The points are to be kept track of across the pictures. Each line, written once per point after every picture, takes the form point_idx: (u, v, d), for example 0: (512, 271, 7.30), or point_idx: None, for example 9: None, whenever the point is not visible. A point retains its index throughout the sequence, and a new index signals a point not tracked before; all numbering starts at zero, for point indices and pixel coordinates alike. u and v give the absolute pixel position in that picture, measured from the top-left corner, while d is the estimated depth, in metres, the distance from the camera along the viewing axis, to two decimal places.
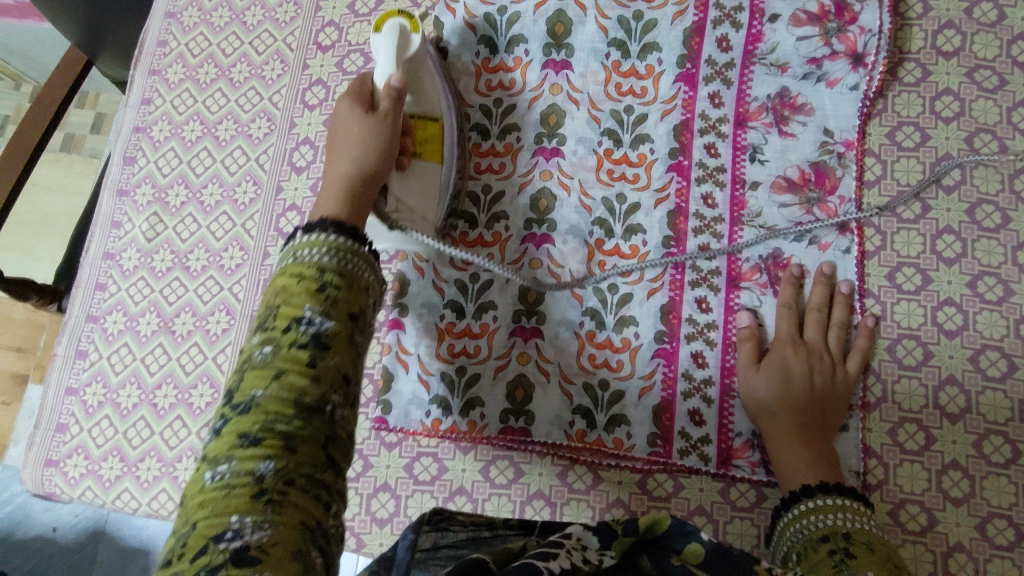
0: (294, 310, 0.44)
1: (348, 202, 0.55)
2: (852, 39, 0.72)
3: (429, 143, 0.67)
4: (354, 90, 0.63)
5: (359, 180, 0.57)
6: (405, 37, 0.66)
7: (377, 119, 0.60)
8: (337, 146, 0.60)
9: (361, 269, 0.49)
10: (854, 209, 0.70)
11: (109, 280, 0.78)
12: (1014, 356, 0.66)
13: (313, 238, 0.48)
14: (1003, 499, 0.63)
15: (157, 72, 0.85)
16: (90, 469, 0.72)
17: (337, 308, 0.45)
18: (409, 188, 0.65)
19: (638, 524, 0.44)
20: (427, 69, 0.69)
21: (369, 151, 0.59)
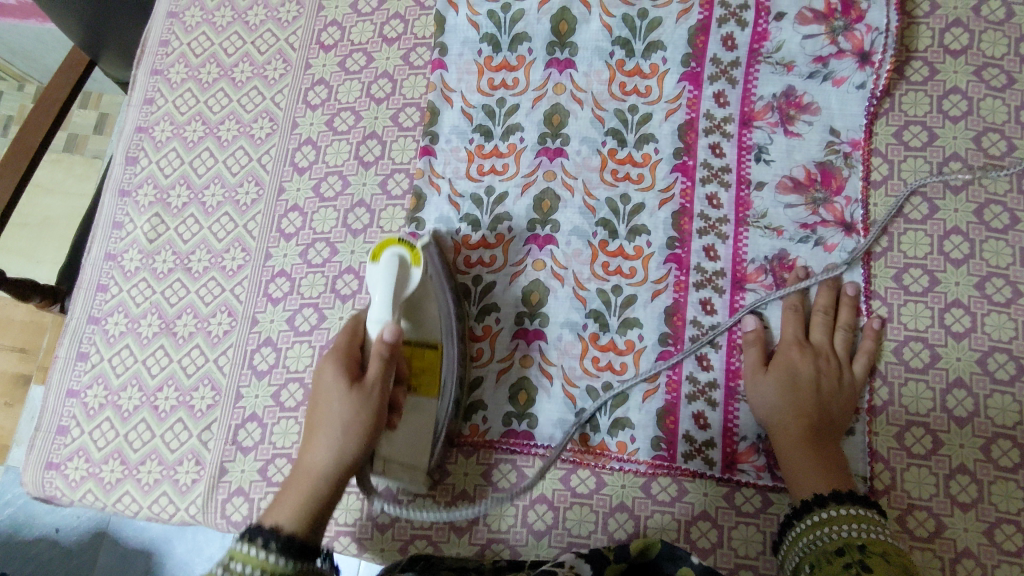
0: (239, 574, 0.47)
1: (309, 513, 0.52)
2: (859, 37, 0.71)
3: (426, 378, 0.64)
4: (343, 347, 0.57)
5: (331, 485, 0.53)
6: (404, 277, 0.59)
7: (361, 394, 0.55)
8: (317, 418, 0.55)
9: (304, 550, 0.50)
10: (861, 209, 0.70)
11: (110, 281, 0.78)
12: (1022, 359, 0.65)
13: (254, 552, 0.48)
14: (1012, 504, 0.62)
15: (159, 71, 0.85)
16: (90, 472, 0.72)
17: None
18: (396, 443, 0.62)
19: (630, 550, 0.58)
20: (429, 291, 0.64)
21: (350, 445, 0.54)
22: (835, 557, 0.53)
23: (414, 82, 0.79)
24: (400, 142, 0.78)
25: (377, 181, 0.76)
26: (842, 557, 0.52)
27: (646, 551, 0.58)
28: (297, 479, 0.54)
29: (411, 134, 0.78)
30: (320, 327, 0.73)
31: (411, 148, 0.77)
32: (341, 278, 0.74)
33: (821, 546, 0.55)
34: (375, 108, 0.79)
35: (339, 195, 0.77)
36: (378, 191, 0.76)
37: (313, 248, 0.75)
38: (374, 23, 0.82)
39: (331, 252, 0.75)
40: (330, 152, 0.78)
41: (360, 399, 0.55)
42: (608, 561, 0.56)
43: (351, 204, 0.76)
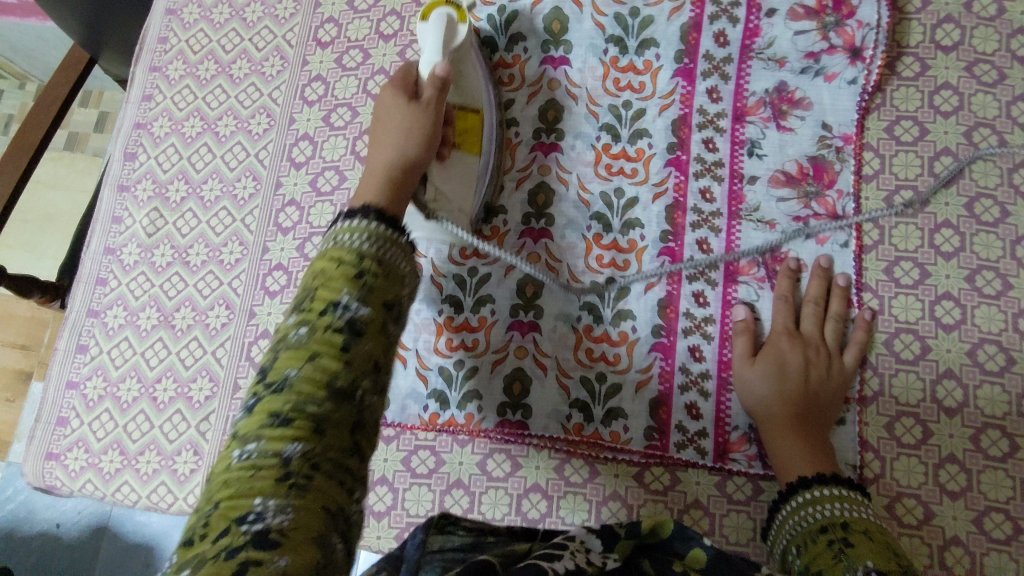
0: (331, 292, 0.42)
1: (388, 191, 0.53)
2: (849, 33, 0.72)
3: (469, 137, 0.68)
4: (400, 78, 0.63)
5: (403, 169, 0.56)
6: (452, 27, 0.67)
7: (422, 103, 0.60)
8: (383, 126, 0.59)
9: (404, 260, 0.46)
10: (852, 203, 0.70)
11: (109, 275, 0.79)
12: (1012, 350, 0.66)
13: (361, 226, 0.45)
14: (1001, 493, 0.63)
15: (158, 68, 0.86)
16: (90, 463, 0.73)
17: (374, 296, 0.42)
18: (447, 177, 0.66)
19: (641, 527, 0.46)
20: (471, 61, 0.71)
21: (414, 136, 0.58)
22: (819, 536, 0.53)
23: None
24: None
25: None
26: (825, 535, 0.53)
27: (658, 532, 0.46)
28: (371, 169, 0.56)
29: None
30: None
31: None
32: None
33: (806, 527, 0.55)
34: (371, 103, 0.80)
35: (336, 189, 0.77)
36: None
37: (310, 242, 0.76)
38: (371, 19, 0.82)
39: None
40: (327, 147, 0.79)
41: (422, 103, 0.60)
42: (615, 524, 0.49)
43: (347, 198, 0.77)
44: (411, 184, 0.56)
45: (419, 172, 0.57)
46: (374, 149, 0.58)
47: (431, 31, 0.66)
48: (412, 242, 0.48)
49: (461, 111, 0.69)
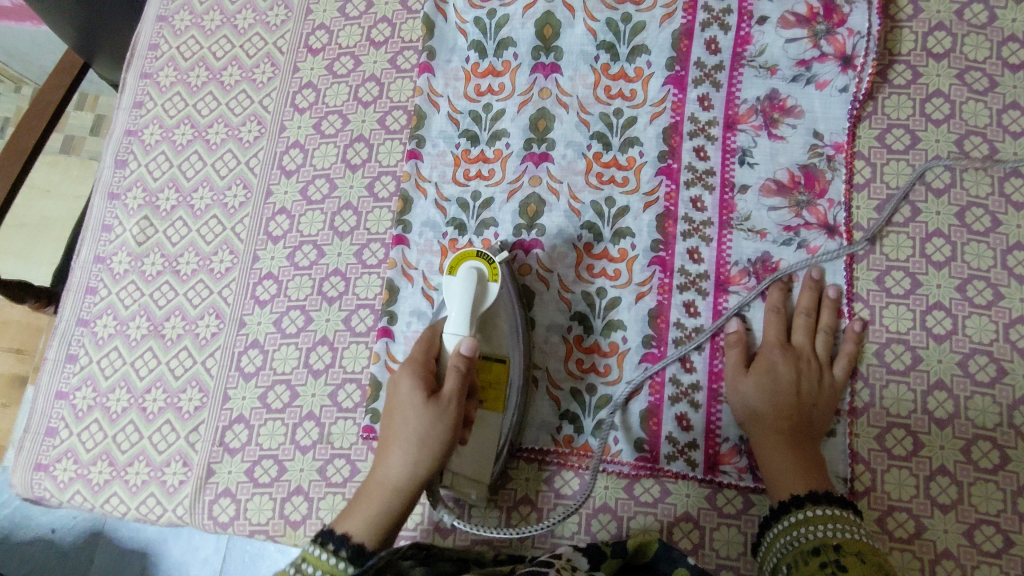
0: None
1: (377, 534, 0.56)
2: (840, 41, 0.72)
3: (495, 393, 0.65)
4: (421, 360, 0.61)
5: (402, 501, 0.57)
6: (482, 289, 0.63)
7: (435, 410, 0.58)
8: (398, 420, 0.59)
9: (368, 534, 0.56)
10: (843, 212, 0.70)
11: (99, 284, 0.79)
12: (1002, 361, 0.66)
13: (326, 563, 0.53)
14: (991, 505, 0.62)
15: (148, 75, 0.86)
16: (79, 473, 0.72)
17: (345, 553, 0.54)
18: (463, 456, 0.63)
19: (627, 546, 0.56)
20: (501, 308, 0.67)
21: (422, 450, 0.57)
22: (812, 559, 0.53)
23: (401, 86, 0.79)
24: (387, 145, 0.78)
25: (364, 184, 0.77)
26: (818, 557, 0.53)
27: (643, 551, 0.57)
28: (373, 487, 0.58)
29: (398, 138, 0.78)
30: (307, 329, 0.73)
31: (398, 151, 0.78)
32: (327, 281, 0.75)
33: (799, 546, 0.55)
34: (362, 111, 0.79)
35: (326, 198, 0.77)
36: (365, 194, 0.77)
37: (300, 251, 0.76)
38: (362, 26, 0.82)
39: (318, 254, 0.75)
40: (317, 155, 0.79)
41: (437, 406, 0.58)
42: (604, 556, 0.55)
43: (338, 206, 0.77)
44: (406, 512, 0.58)
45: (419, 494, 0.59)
46: (384, 455, 0.59)
47: (460, 299, 0.62)
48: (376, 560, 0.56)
49: (488, 364, 0.65)
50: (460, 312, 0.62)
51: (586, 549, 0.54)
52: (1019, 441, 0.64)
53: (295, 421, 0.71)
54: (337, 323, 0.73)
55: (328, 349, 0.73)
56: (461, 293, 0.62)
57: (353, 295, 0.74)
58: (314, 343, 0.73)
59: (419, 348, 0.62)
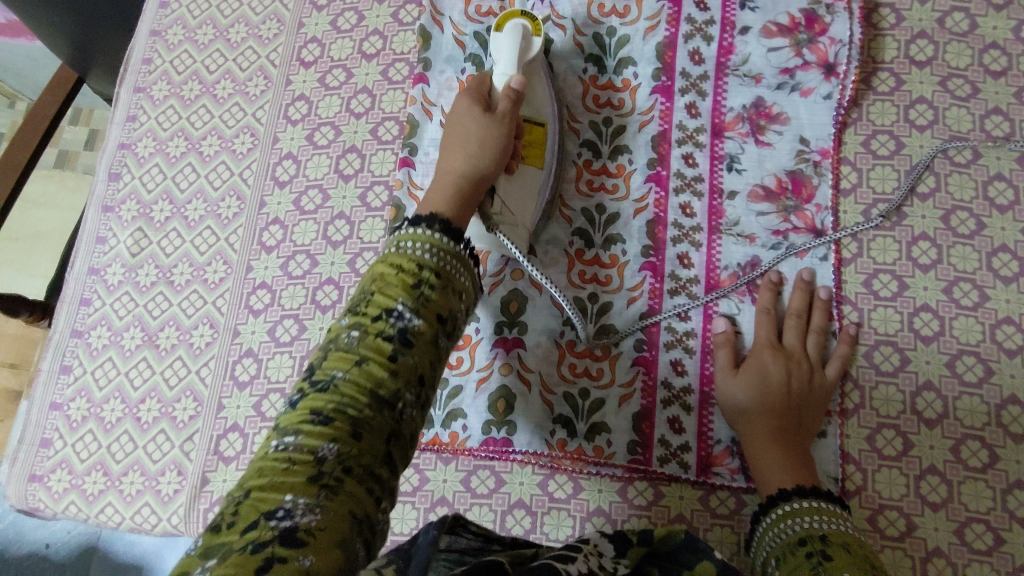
0: (387, 304, 0.50)
1: (454, 203, 0.59)
2: (823, 49, 0.74)
3: (537, 150, 0.69)
4: (475, 88, 0.67)
5: (470, 179, 0.61)
6: (527, 38, 0.69)
7: (495, 120, 0.63)
8: (456, 121, 0.65)
9: (457, 271, 0.55)
10: (831, 217, 0.71)
11: (94, 295, 0.79)
12: (990, 361, 0.66)
13: (424, 235, 0.54)
14: (981, 504, 0.63)
15: (142, 89, 0.86)
16: (73, 484, 0.72)
17: (428, 308, 0.51)
18: (512, 190, 0.67)
19: (652, 535, 0.46)
20: (539, 75, 0.72)
21: (478, 140, 0.62)
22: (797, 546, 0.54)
23: (393, 97, 0.80)
24: (379, 155, 0.79)
25: (357, 194, 0.78)
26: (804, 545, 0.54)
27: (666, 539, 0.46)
28: (442, 175, 0.62)
29: (390, 148, 0.79)
30: (301, 338, 0.74)
31: (390, 161, 0.78)
32: (321, 289, 0.75)
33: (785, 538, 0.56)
34: (354, 122, 0.80)
35: (319, 208, 0.78)
36: (358, 204, 0.77)
37: (294, 260, 0.76)
38: (354, 39, 0.83)
39: (312, 263, 0.76)
40: (310, 166, 0.79)
41: (496, 114, 0.64)
42: (631, 543, 0.46)
43: (331, 216, 0.77)
44: (475, 195, 0.61)
45: (486, 185, 0.62)
46: (450, 150, 0.63)
47: (505, 47, 0.68)
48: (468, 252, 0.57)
49: (531, 119, 0.70)
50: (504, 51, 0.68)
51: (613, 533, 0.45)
52: (1007, 440, 0.64)
53: None
54: (330, 331, 0.74)
55: None
56: (507, 42, 0.68)
57: (347, 304, 0.74)
58: (308, 351, 0.73)
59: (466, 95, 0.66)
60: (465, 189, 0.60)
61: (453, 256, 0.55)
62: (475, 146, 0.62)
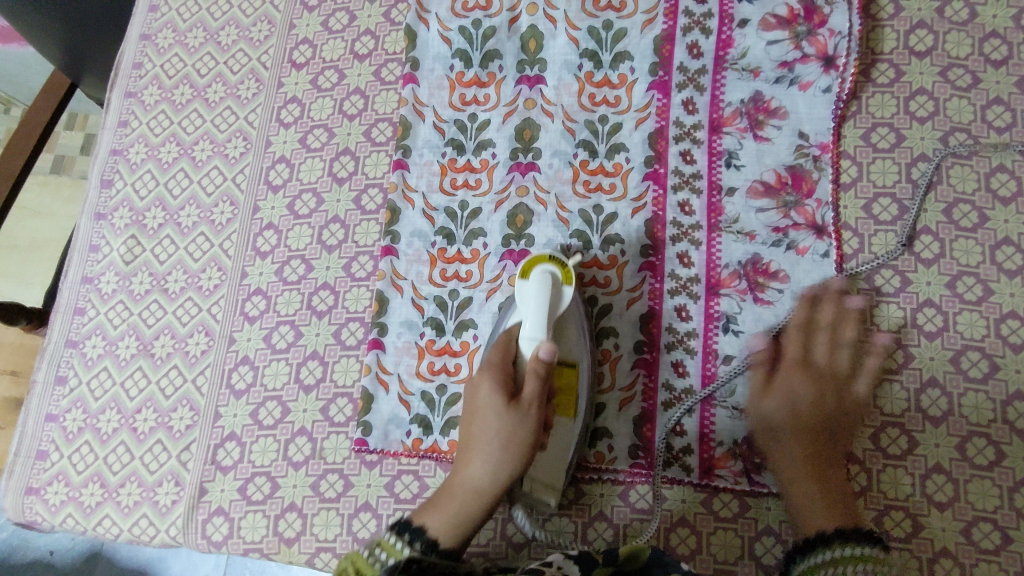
0: (370, 569, 0.52)
1: (457, 537, 0.56)
2: (821, 42, 0.73)
3: (567, 400, 0.64)
4: (500, 356, 0.61)
5: (479, 499, 0.58)
6: (557, 289, 0.62)
7: (519, 413, 0.58)
8: (479, 449, 0.58)
9: (444, 544, 0.55)
10: (831, 212, 0.70)
11: (88, 304, 0.78)
12: (995, 357, 0.65)
13: (398, 550, 0.54)
14: (988, 502, 0.62)
15: (133, 94, 0.85)
16: (70, 496, 0.72)
17: (384, 569, 0.51)
18: (540, 459, 0.64)
19: (618, 554, 0.53)
20: (573, 319, 0.66)
21: (509, 458, 0.57)
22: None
23: (386, 98, 0.79)
24: (373, 157, 0.78)
25: (351, 197, 0.77)
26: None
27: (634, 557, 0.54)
28: (454, 493, 0.58)
29: (384, 149, 0.78)
30: (297, 344, 0.73)
31: (384, 163, 0.77)
32: (316, 295, 0.74)
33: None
34: (347, 124, 0.79)
35: (313, 212, 0.77)
36: (352, 207, 0.77)
37: (289, 266, 0.76)
38: (345, 39, 0.82)
39: (307, 268, 0.75)
40: (304, 170, 0.78)
41: (522, 415, 0.58)
42: (597, 563, 0.52)
43: (325, 220, 0.77)
44: (484, 517, 0.58)
45: (499, 501, 0.59)
46: (465, 466, 0.59)
47: (535, 306, 0.61)
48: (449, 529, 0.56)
49: (561, 364, 0.65)
50: (538, 305, 0.61)
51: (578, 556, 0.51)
52: (1013, 437, 0.63)
53: (287, 436, 0.70)
54: (327, 337, 0.73)
55: (318, 363, 0.72)
56: (540, 299, 0.61)
57: (343, 309, 0.74)
58: (305, 358, 0.73)
59: (496, 352, 0.61)
60: (472, 517, 0.57)
61: (445, 540, 0.55)
62: (488, 482, 0.58)
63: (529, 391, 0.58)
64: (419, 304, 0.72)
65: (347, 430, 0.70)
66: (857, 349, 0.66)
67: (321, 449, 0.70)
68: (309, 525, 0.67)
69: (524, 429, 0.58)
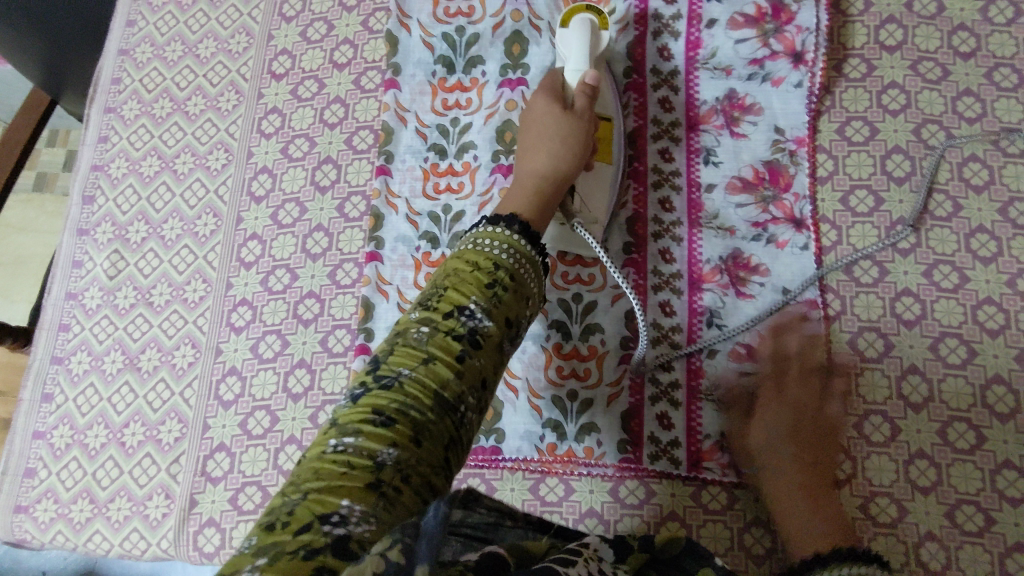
0: (459, 300, 0.45)
1: (535, 201, 0.57)
2: (790, 39, 0.74)
3: (602, 145, 0.70)
4: (548, 85, 0.65)
5: (550, 180, 0.59)
6: (595, 32, 0.70)
7: (575, 116, 0.62)
8: (552, 154, 0.60)
9: (530, 277, 0.50)
10: (809, 206, 0.71)
11: (72, 320, 0.78)
12: (973, 342, 0.67)
13: (498, 234, 0.50)
14: (970, 485, 0.63)
15: (113, 109, 0.86)
16: (60, 513, 0.71)
17: (499, 310, 0.46)
18: (589, 186, 0.68)
19: (654, 540, 0.47)
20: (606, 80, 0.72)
21: (568, 150, 0.60)
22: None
23: (366, 105, 0.80)
24: (356, 165, 0.78)
25: (334, 205, 0.77)
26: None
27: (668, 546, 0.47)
28: (526, 179, 0.59)
29: (365, 157, 0.78)
30: (284, 353, 0.73)
31: (366, 170, 0.78)
32: (302, 303, 0.75)
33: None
34: (328, 133, 0.80)
35: (297, 221, 0.77)
36: (335, 214, 0.77)
37: (274, 275, 0.76)
38: (324, 49, 0.83)
39: (292, 277, 0.75)
40: (286, 179, 0.79)
41: (575, 114, 0.63)
42: (632, 548, 0.46)
43: (309, 229, 0.77)
44: (557, 194, 0.59)
45: (569, 181, 0.60)
46: (534, 152, 0.61)
47: (579, 46, 0.68)
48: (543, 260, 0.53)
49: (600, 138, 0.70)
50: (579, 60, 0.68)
51: (613, 539, 0.46)
52: (993, 420, 0.64)
53: (277, 445, 0.70)
54: (313, 345, 0.73)
55: (306, 371, 0.72)
56: (582, 40, 0.68)
57: (329, 316, 0.74)
58: (292, 366, 0.73)
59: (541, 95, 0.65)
60: (550, 188, 0.59)
61: (535, 229, 0.54)
62: (556, 161, 0.60)
63: (579, 100, 0.64)
64: (405, 309, 0.72)
65: None
66: (823, 375, 0.66)
67: None
68: None
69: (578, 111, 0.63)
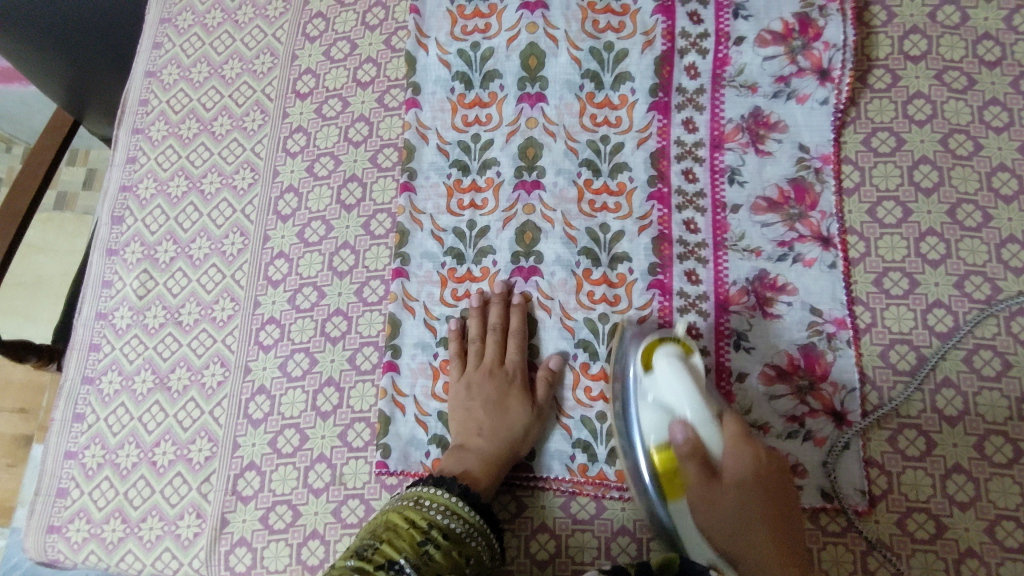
0: (389, 554, 0.53)
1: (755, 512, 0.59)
2: (816, 55, 0.74)
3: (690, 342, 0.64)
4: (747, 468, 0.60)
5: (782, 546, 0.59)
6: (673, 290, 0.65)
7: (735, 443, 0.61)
8: (461, 402, 0.69)
9: (469, 535, 0.58)
10: (836, 224, 0.71)
11: (103, 340, 0.79)
12: (1007, 354, 0.66)
13: (441, 496, 0.59)
14: (1009, 500, 0.62)
15: (141, 130, 0.87)
16: (92, 533, 0.72)
17: (430, 565, 0.54)
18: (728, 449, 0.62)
19: (651, 564, 0.53)
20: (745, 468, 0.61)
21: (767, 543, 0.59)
22: None
23: (390, 124, 0.81)
24: (380, 183, 0.79)
25: (360, 223, 0.78)
26: None
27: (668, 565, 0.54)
28: (495, 438, 0.66)
29: (390, 175, 0.79)
30: (312, 371, 0.74)
31: (391, 187, 0.78)
32: (330, 321, 0.75)
33: None
34: (353, 151, 0.80)
35: (323, 239, 0.78)
36: (361, 232, 0.77)
37: (301, 293, 0.76)
38: (348, 68, 0.83)
39: (319, 295, 0.76)
40: (312, 198, 0.79)
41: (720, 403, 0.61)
42: (630, 573, 0.53)
43: (335, 247, 0.77)
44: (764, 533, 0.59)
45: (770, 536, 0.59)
46: (502, 414, 0.67)
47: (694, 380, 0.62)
48: (487, 518, 0.60)
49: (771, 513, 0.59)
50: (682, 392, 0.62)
51: (610, 570, 0.52)
52: None
53: (307, 463, 0.71)
54: (341, 363, 0.74)
55: (334, 390, 0.73)
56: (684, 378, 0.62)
57: (356, 334, 0.74)
58: (321, 384, 0.73)
59: (516, 317, 0.72)
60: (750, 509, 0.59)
61: (472, 473, 0.64)
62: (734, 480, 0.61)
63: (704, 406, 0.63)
64: (431, 325, 0.73)
65: (366, 456, 0.70)
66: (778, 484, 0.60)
67: (342, 474, 0.70)
68: (332, 551, 0.67)
69: (489, 361, 0.70)
